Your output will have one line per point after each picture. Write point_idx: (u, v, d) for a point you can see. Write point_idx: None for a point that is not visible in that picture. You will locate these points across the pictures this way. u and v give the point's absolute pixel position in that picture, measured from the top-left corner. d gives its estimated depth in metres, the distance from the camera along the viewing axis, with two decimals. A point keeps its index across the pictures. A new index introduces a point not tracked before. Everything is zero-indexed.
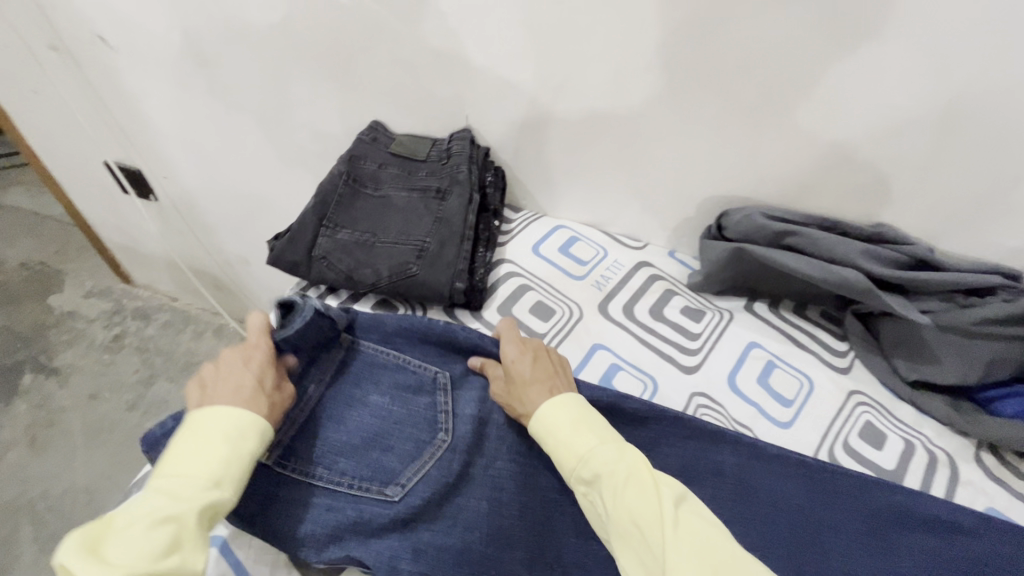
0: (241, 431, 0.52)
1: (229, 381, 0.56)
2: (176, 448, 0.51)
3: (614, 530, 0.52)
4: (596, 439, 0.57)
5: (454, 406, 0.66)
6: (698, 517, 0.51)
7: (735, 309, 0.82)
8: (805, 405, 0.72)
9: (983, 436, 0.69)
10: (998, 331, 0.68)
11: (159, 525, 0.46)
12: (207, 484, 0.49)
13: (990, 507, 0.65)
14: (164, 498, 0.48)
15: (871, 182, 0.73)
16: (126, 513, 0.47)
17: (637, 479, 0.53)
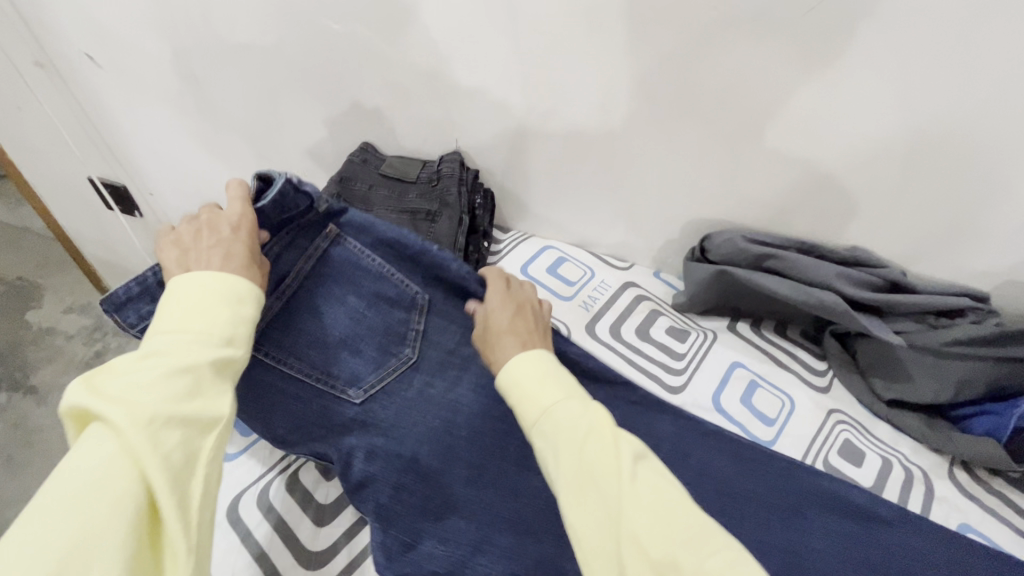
0: (239, 294, 0.49)
1: (210, 242, 0.52)
2: (170, 303, 0.47)
3: (563, 482, 0.47)
4: (562, 390, 0.53)
5: (426, 328, 0.70)
6: (658, 475, 0.47)
7: (719, 329, 0.85)
8: (787, 425, 0.74)
9: (957, 453, 0.71)
10: (969, 352, 0.71)
11: (175, 373, 0.42)
12: (219, 339, 0.46)
13: (963, 523, 0.68)
14: (175, 345, 0.44)
15: (847, 208, 0.76)
16: (137, 361, 0.43)
17: (598, 434, 0.48)
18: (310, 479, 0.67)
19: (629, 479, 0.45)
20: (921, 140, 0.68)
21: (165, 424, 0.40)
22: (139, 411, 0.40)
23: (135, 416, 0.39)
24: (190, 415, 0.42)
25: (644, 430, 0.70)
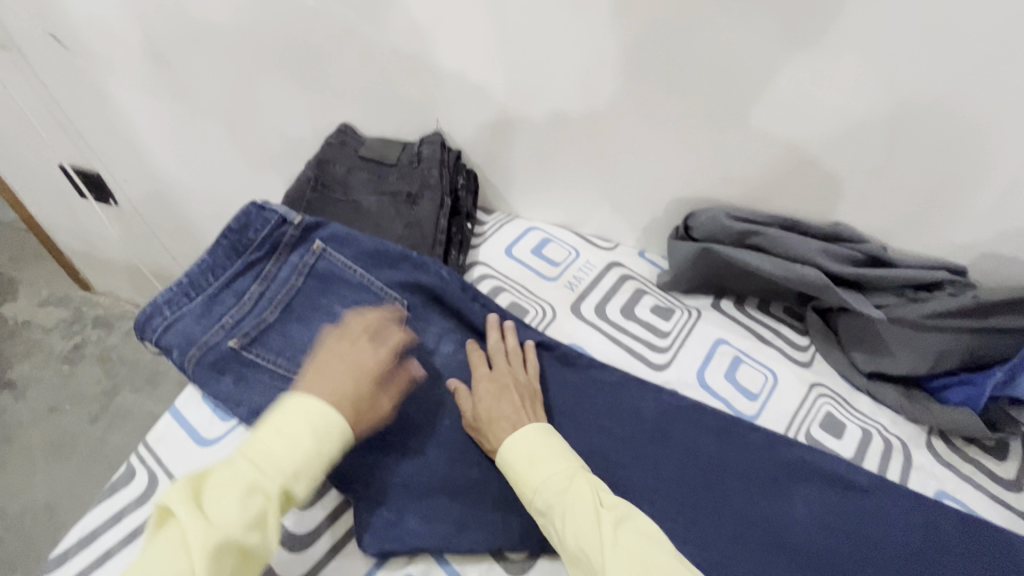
0: (328, 428, 0.53)
1: (346, 376, 0.58)
2: (274, 417, 0.52)
3: (567, 558, 0.52)
4: (549, 464, 0.56)
5: (407, 331, 0.72)
6: (641, 535, 0.50)
7: (703, 307, 0.85)
8: (769, 398, 0.75)
9: (934, 422, 0.73)
10: (947, 324, 0.72)
11: (248, 501, 0.47)
12: (292, 472, 0.50)
13: (939, 490, 0.69)
14: (254, 472, 0.48)
15: (829, 183, 0.76)
16: (223, 473, 0.48)
17: (582, 505, 0.52)
18: None
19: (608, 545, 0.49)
20: (901, 114, 0.68)
21: (227, 552, 0.45)
22: (213, 533, 0.44)
23: (208, 537, 0.44)
24: (250, 546, 0.46)
25: (630, 408, 0.71)
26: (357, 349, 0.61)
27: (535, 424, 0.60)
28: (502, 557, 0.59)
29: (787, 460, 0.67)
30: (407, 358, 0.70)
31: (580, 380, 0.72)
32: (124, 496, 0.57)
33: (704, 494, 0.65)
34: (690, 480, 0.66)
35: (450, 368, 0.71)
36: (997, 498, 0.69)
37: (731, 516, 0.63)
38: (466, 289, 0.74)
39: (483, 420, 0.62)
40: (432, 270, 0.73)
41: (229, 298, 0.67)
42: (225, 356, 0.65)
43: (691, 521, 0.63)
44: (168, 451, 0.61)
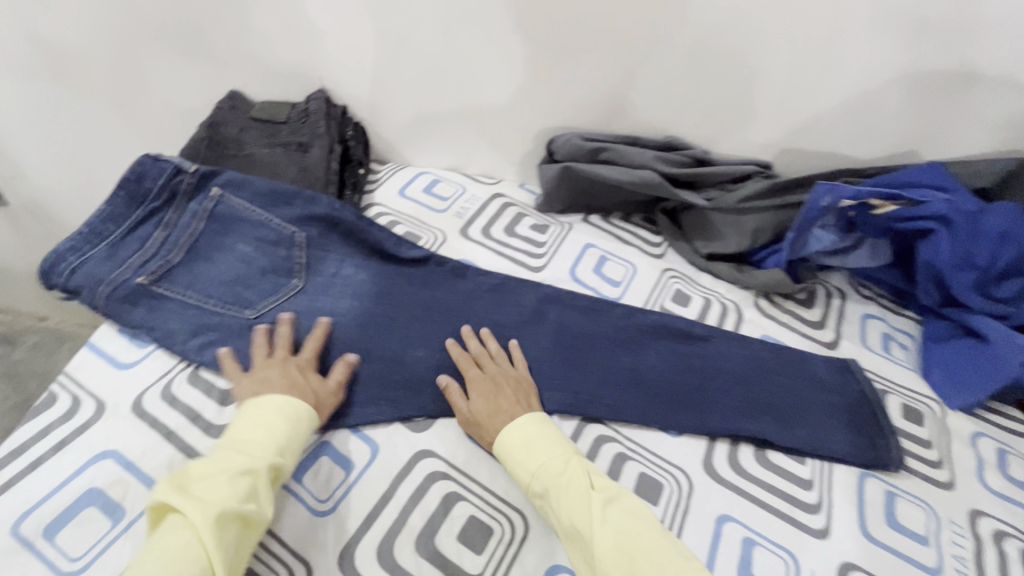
0: (296, 414, 0.63)
1: (291, 377, 0.66)
2: (248, 420, 0.61)
3: (564, 535, 0.59)
4: (547, 453, 0.63)
5: (309, 259, 0.80)
6: (625, 516, 0.58)
7: (574, 221, 0.99)
8: (630, 283, 0.90)
9: (756, 284, 0.91)
10: (755, 204, 0.91)
11: (239, 477, 0.55)
12: (274, 450, 0.59)
13: (764, 334, 0.87)
14: (241, 456, 0.57)
15: (654, 104, 0.93)
16: (208, 464, 0.56)
17: (576, 490, 0.60)
18: (211, 376, 0.68)
19: (599, 522, 0.57)
20: (694, 37, 0.85)
21: (228, 521, 0.52)
22: (212, 508, 0.52)
23: (210, 512, 0.51)
24: (249, 512, 0.54)
25: (512, 300, 0.83)
26: (268, 356, 0.69)
27: (529, 416, 0.67)
28: (407, 420, 0.69)
29: (642, 323, 0.82)
30: (311, 282, 0.79)
31: (469, 284, 0.84)
32: (48, 417, 0.63)
33: (577, 355, 0.78)
34: (565, 346, 0.79)
35: (352, 286, 0.80)
36: (805, 334, 0.88)
37: (599, 368, 0.77)
38: (360, 218, 0.84)
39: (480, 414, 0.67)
40: (324, 203, 0.82)
41: (133, 243, 0.73)
42: (135, 293, 0.71)
43: (568, 377, 0.76)
44: (89, 376, 0.67)
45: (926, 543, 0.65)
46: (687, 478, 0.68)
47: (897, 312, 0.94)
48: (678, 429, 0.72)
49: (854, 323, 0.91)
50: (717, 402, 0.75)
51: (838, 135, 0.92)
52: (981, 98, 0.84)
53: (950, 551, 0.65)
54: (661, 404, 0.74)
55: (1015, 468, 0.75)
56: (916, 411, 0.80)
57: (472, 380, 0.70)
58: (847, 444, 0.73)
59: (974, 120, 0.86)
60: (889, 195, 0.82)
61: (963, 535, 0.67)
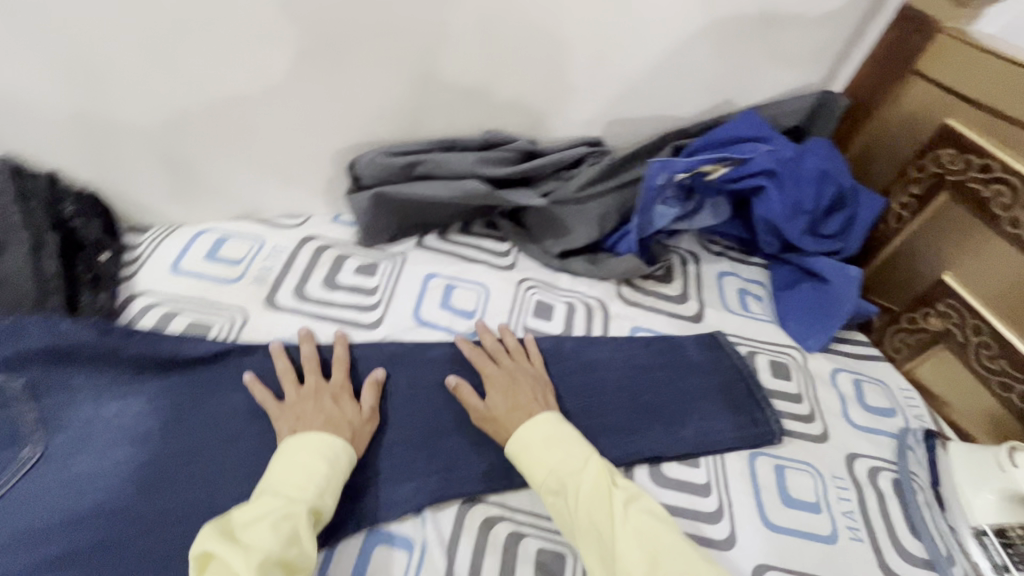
0: (335, 452, 0.57)
1: (327, 409, 0.61)
2: (286, 460, 0.55)
3: (579, 533, 0.54)
4: (565, 450, 0.59)
5: (45, 411, 0.59)
6: (649, 514, 0.54)
7: (408, 249, 0.84)
8: (485, 310, 0.79)
9: (615, 274, 0.85)
10: (594, 191, 0.84)
11: (280, 521, 0.49)
12: (313, 491, 0.53)
13: (633, 326, 0.82)
14: (280, 499, 0.51)
15: (462, 97, 0.80)
16: (249, 509, 0.50)
17: (599, 487, 0.56)
18: None
19: (619, 520, 0.53)
20: (481, 17, 0.72)
21: (273, 568, 0.45)
22: (257, 553, 0.45)
23: (253, 559, 0.44)
24: (292, 558, 0.47)
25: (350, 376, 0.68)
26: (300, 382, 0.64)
27: (548, 411, 0.64)
28: None
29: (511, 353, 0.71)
30: (54, 441, 0.58)
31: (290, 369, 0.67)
32: None
33: (439, 424, 0.66)
34: (426, 416, 0.67)
35: (120, 426, 0.60)
36: (672, 313, 0.85)
37: (471, 429, 0.66)
38: (107, 330, 0.63)
39: (499, 407, 0.64)
40: (38, 329, 0.61)
41: None
42: None
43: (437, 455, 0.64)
44: None
45: (818, 510, 0.65)
46: None
47: (746, 262, 0.95)
48: None
49: (713, 286, 0.90)
50: (603, 427, 0.69)
51: (656, 98, 0.87)
52: (778, 39, 0.83)
53: (839, 510, 0.66)
54: None
55: (871, 396, 0.79)
56: (783, 366, 0.81)
57: (492, 377, 0.67)
58: (732, 430, 0.71)
59: (776, 60, 0.85)
60: (720, 159, 0.78)
61: (846, 487, 0.68)
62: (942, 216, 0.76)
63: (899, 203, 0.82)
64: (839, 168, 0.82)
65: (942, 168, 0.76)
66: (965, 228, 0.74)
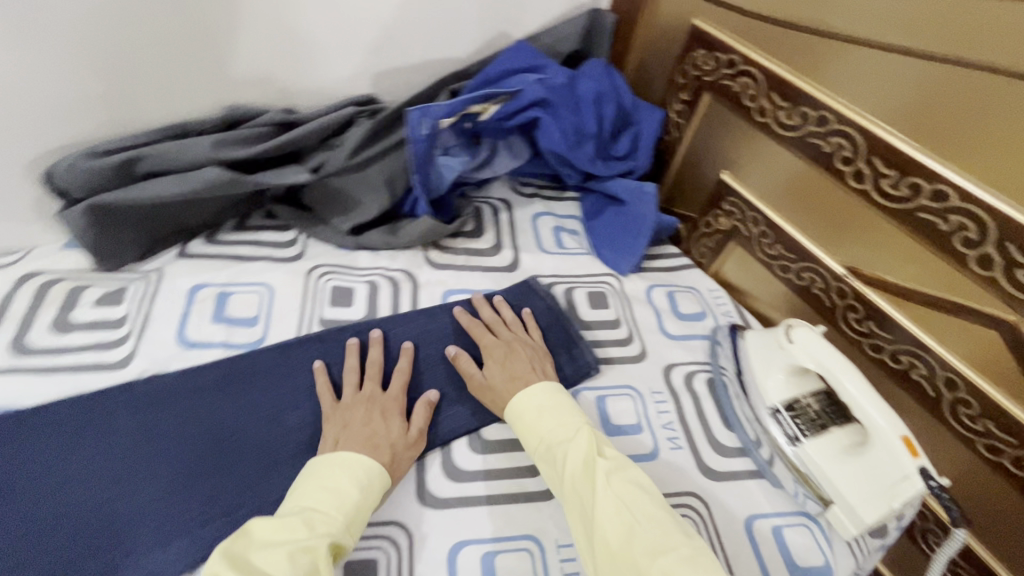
0: (370, 478, 0.53)
1: (374, 423, 0.58)
2: (318, 479, 0.52)
3: (565, 499, 0.54)
4: (558, 419, 0.59)
5: None
6: (636, 486, 0.52)
7: (165, 263, 0.71)
8: (270, 311, 0.70)
9: (415, 240, 0.78)
10: (367, 154, 0.76)
11: (299, 552, 0.44)
12: (339, 522, 0.48)
13: (445, 291, 0.77)
14: (303, 526, 0.47)
15: (183, 74, 0.68)
16: (271, 530, 0.46)
17: (583, 457, 0.54)
18: None
19: (602, 487, 0.51)
20: None
21: None
22: None
23: None
24: None
25: (96, 430, 0.57)
26: (356, 390, 0.62)
27: (548, 381, 0.63)
28: None
29: (296, 346, 0.66)
30: None
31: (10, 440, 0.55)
32: None
33: (216, 455, 0.57)
34: (203, 450, 0.57)
35: None
36: (486, 267, 0.81)
37: (260, 450, 0.58)
38: None
39: (500, 376, 0.64)
40: None
41: None
42: None
43: (219, 493, 0.55)
44: None
45: (639, 430, 0.66)
46: (406, 533, 0.54)
47: (560, 199, 0.93)
48: None
49: (527, 230, 0.87)
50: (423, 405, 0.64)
51: (419, 43, 0.80)
52: None
53: (659, 424, 0.67)
54: None
55: (684, 305, 0.81)
56: (600, 295, 0.80)
57: (491, 353, 0.66)
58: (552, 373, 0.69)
59: None
60: (483, 96, 0.74)
61: (664, 399, 0.70)
62: (711, 117, 0.78)
63: (675, 112, 0.83)
64: (613, 90, 0.82)
65: (700, 71, 0.76)
66: (730, 125, 0.76)
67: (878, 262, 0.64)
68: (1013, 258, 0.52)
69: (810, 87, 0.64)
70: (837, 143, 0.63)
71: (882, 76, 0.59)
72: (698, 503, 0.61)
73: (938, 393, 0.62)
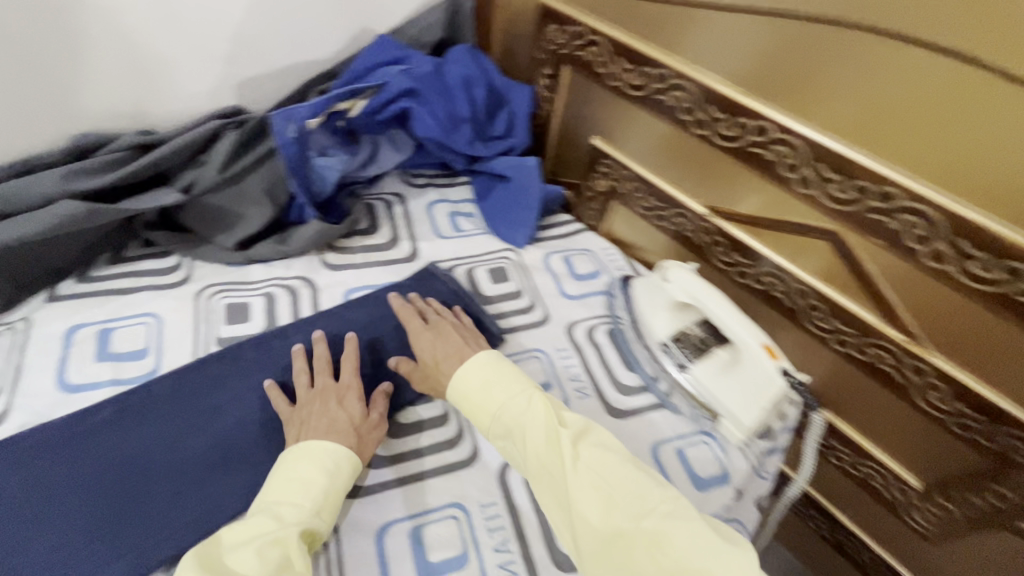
0: (335, 463, 0.54)
1: (331, 412, 0.58)
2: (283, 473, 0.53)
3: (532, 473, 0.55)
4: (509, 395, 0.59)
5: None
6: (601, 449, 0.54)
7: (34, 310, 0.67)
8: (160, 339, 0.67)
9: (307, 245, 0.78)
10: (240, 166, 0.75)
11: (267, 547, 0.46)
12: (308, 511, 0.50)
13: (346, 290, 0.77)
14: (270, 521, 0.49)
15: (16, 109, 0.64)
16: (240, 531, 0.48)
17: (544, 429, 0.55)
18: None
19: (570, 459, 0.52)
20: None
21: None
22: None
23: None
24: None
25: None
26: (310, 386, 0.62)
27: (484, 351, 0.64)
28: None
29: (192, 370, 0.64)
30: None
31: None
32: None
33: (116, 496, 0.55)
34: (102, 492, 0.55)
35: None
36: (385, 261, 0.82)
37: (165, 482, 0.56)
38: None
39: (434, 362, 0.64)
40: None
41: None
42: None
43: (123, 535, 0.53)
44: None
45: (549, 387, 0.70)
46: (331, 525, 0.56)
47: (453, 185, 0.95)
48: None
49: (422, 219, 0.89)
50: None
51: (277, 49, 0.79)
52: None
53: (566, 379, 0.71)
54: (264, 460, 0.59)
55: (580, 266, 0.86)
56: (500, 270, 0.83)
57: (421, 342, 0.66)
58: None
59: None
60: (347, 93, 0.74)
61: (569, 355, 0.74)
62: (575, 88, 0.83)
63: (542, 87, 0.86)
64: (480, 73, 0.84)
65: (555, 45, 0.80)
66: (590, 92, 0.81)
67: (732, 199, 0.71)
68: (821, 175, 0.59)
69: (647, 48, 0.69)
70: (677, 96, 0.68)
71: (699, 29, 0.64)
72: None
73: (794, 304, 0.70)
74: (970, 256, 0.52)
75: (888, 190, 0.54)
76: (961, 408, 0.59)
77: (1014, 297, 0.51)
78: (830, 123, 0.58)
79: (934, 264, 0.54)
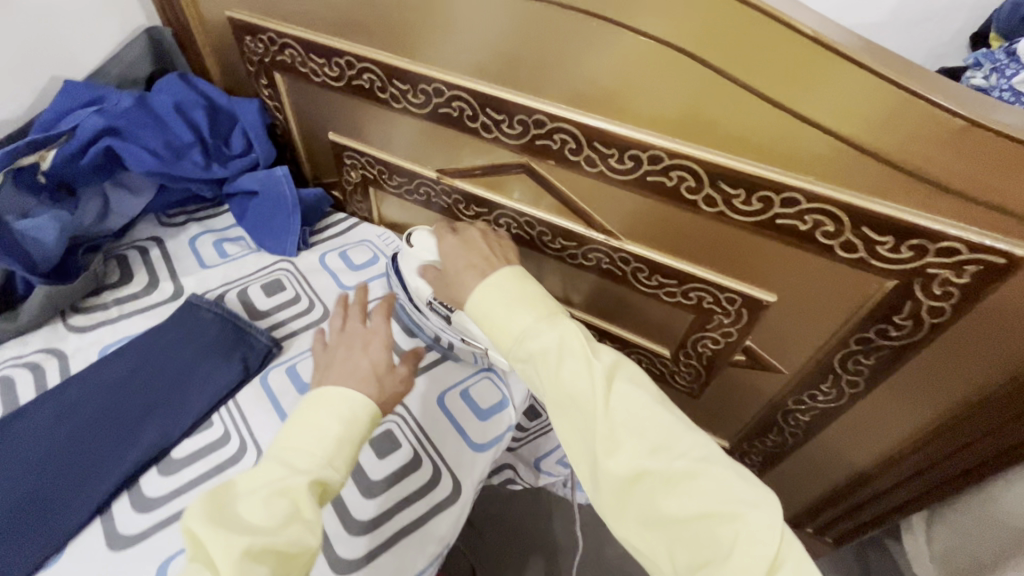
0: (351, 412, 0.55)
1: (355, 358, 0.60)
2: (303, 418, 0.54)
3: (552, 400, 0.55)
4: (539, 325, 0.57)
5: None
6: (630, 384, 0.53)
7: None
8: None
9: (37, 312, 0.72)
10: None
11: (276, 497, 0.48)
12: (319, 462, 0.52)
13: (102, 348, 0.73)
14: (282, 469, 0.51)
15: None
16: (254, 479, 0.51)
17: (574, 359, 0.54)
18: None
19: (601, 391, 0.52)
20: None
21: (257, 557, 0.44)
22: (244, 536, 0.45)
23: (240, 543, 0.44)
24: (280, 544, 0.46)
25: None
26: (341, 329, 0.65)
27: (513, 268, 0.63)
28: None
29: None
30: None
31: None
32: None
33: None
34: None
35: None
36: (144, 306, 0.78)
37: None
38: None
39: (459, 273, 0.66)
40: None
41: None
42: None
43: None
44: None
45: None
46: None
47: (218, 214, 0.93)
48: (54, 549, 0.56)
49: (185, 255, 0.86)
50: (92, 464, 0.61)
51: None
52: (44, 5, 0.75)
53: None
54: (16, 544, 0.56)
55: (357, 257, 0.89)
56: (275, 282, 0.84)
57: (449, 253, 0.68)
58: (228, 373, 0.70)
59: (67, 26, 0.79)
60: (23, 146, 0.71)
61: None
62: (294, 92, 0.84)
63: (266, 97, 0.86)
64: (195, 96, 0.83)
65: (258, 56, 0.81)
66: (309, 92, 0.82)
67: (450, 159, 0.77)
68: (493, 118, 0.66)
69: (330, 41, 0.72)
70: (370, 79, 0.73)
71: (349, 15, 0.68)
72: (401, 411, 0.68)
73: (530, 235, 0.79)
74: (607, 154, 0.62)
75: (539, 117, 0.63)
76: (659, 280, 0.71)
77: (646, 178, 0.61)
78: (465, 69, 0.65)
79: (591, 168, 0.64)
